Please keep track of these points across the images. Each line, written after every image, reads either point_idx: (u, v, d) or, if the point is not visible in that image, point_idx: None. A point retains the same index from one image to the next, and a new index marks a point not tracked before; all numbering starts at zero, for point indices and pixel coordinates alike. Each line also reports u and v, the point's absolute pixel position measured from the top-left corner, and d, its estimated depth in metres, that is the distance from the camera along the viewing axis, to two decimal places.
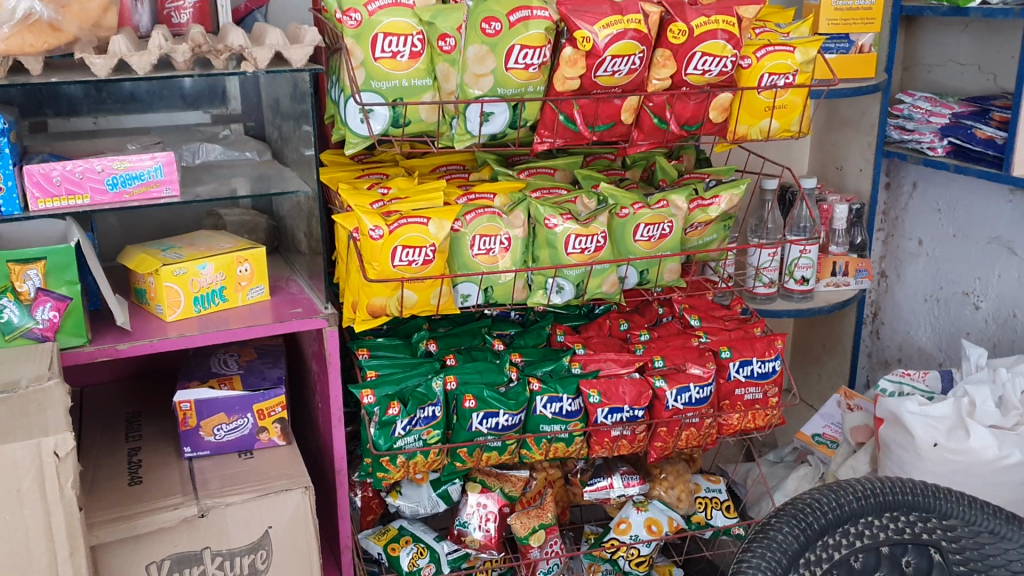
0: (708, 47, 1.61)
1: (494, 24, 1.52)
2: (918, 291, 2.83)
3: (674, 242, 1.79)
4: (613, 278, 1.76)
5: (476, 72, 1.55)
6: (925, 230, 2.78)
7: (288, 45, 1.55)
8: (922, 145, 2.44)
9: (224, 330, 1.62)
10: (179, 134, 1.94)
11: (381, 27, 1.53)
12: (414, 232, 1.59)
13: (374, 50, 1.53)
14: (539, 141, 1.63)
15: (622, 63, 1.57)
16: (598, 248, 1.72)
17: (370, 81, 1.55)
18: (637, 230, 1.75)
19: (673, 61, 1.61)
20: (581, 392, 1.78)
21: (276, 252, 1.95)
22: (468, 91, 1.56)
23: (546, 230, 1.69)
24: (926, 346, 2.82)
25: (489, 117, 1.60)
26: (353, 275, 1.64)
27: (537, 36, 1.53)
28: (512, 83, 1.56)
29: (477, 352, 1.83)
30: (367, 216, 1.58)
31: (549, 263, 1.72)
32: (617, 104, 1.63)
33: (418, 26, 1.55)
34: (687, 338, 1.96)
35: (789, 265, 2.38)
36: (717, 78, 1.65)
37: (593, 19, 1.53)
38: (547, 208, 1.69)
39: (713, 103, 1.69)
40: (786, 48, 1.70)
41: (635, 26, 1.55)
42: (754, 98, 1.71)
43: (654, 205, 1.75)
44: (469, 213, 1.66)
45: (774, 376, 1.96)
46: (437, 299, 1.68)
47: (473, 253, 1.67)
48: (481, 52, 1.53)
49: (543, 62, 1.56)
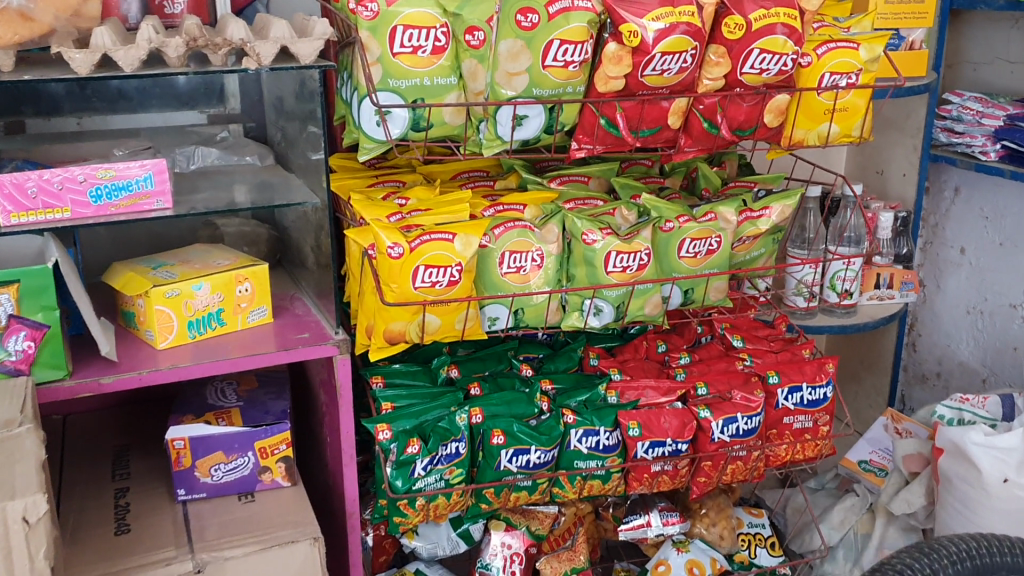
0: (767, 43, 1.42)
1: (532, 16, 1.32)
2: (960, 301, 2.66)
3: (723, 258, 1.62)
4: (655, 299, 1.59)
5: (509, 70, 1.35)
6: (968, 237, 2.61)
7: (296, 38, 1.37)
8: (974, 149, 2.24)
9: (222, 360, 1.44)
10: (172, 137, 1.76)
11: (400, 19, 1.35)
12: (438, 249, 1.42)
13: (392, 45, 1.36)
14: (576, 147, 1.46)
15: (673, 61, 1.38)
16: (641, 267, 1.55)
17: (387, 79, 1.38)
18: (682, 245, 1.57)
19: (728, 59, 1.43)
20: (619, 424, 1.62)
21: (279, 266, 1.78)
22: (499, 92, 1.38)
23: (584, 247, 1.52)
24: (970, 360, 2.66)
25: (523, 120, 1.42)
26: (368, 297, 1.47)
27: (578, 31, 1.33)
28: (548, 84, 1.37)
29: (502, 380, 1.67)
30: (386, 231, 1.41)
31: (587, 283, 1.54)
32: (664, 106, 1.45)
33: (442, 18, 1.38)
34: (730, 361, 1.79)
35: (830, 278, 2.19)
36: (775, 78, 1.47)
37: (640, 11, 1.35)
38: (584, 222, 1.52)
39: (770, 105, 1.51)
40: (850, 44, 1.51)
41: (687, 19, 1.36)
42: (813, 100, 1.53)
43: (700, 218, 1.58)
44: (498, 226, 1.49)
45: (825, 403, 1.79)
46: (463, 324, 1.50)
47: (502, 271, 1.50)
48: (516, 47, 1.34)
49: (585, 59, 1.36)
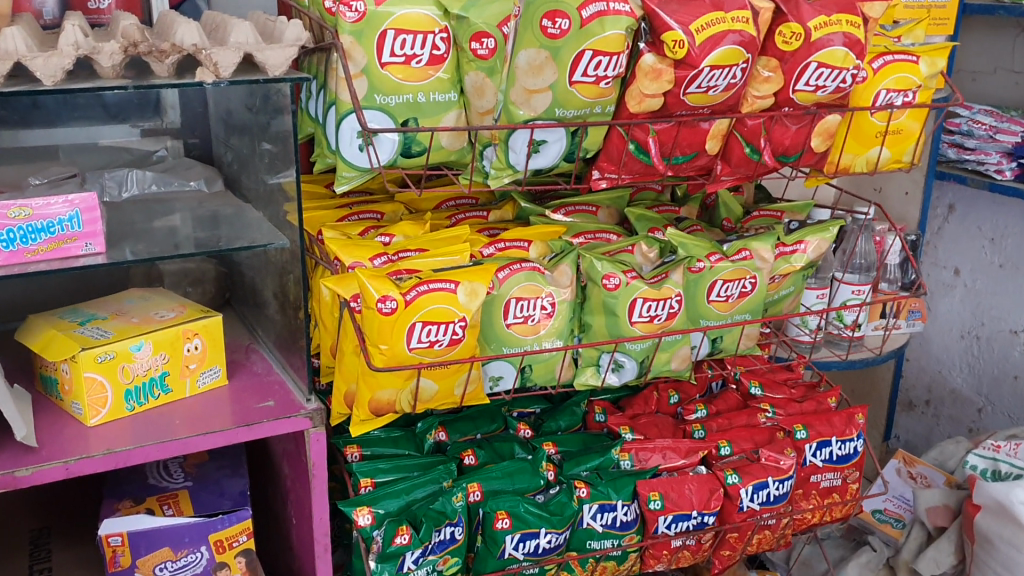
0: (825, 56, 1.19)
1: (563, 21, 1.07)
2: (953, 325, 2.51)
3: (757, 303, 1.40)
4: (684, 351, 1.36)
5: (529, 87, 1.10)
6: (964, 257, 2.46)
7: (262, 45, 1.10)
8: (988, 168, 2.06)
9: (168, 440, 1.17)
10: (98, 157, 1.47)
11: (391, 22, 1.13)
12: (438, 302, 1.15)
13: (381, 53, 1.14)
14: (598, 176, 1.23)
15: (721, 76, 1.14)
16: (671, 316, 1.32)
17: (374, 93, 1.15)
18: (713, 288, 1.35)
19: (781, 74, 1.20)
20: (637, 496, 1.38)
21: (228, 307, 1.51)
22: (512, 113, 1.13)
23: (603, 293, 1.29)
24: (963, 388, 2.51)
25: (540, 146, 1.17)
26: (349, 359, 1.20)
27: (615, 39, 1.09)
28: (574, 103, 1.13)
29: (499, 445, 1.41)
30: (374, 280, 1.13)
31: (606, 335, 1.31)
32: (703, 128, 1.22)
33: (442, 21, 1.15)
34: (751, 414, 1.58)
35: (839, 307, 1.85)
36: (830, 96, 1.24)
37: (687, 15, 1.11)
38: (604, 263, 1.29)
39: (818, 128, 1.28)
40: (909, 57, 1.30)
41: (740, 26, 1.13)
42: (865, 121, 1.32)
43: (733, 256, 1.36)
44: (502, 269, 1.25)
45: (855, 459, 1.59)
46: (463, 388, 1.22)
47: (506, 322, 1.26)
48: (539, 58, 1.09)
49: (619, 73, 1.12)
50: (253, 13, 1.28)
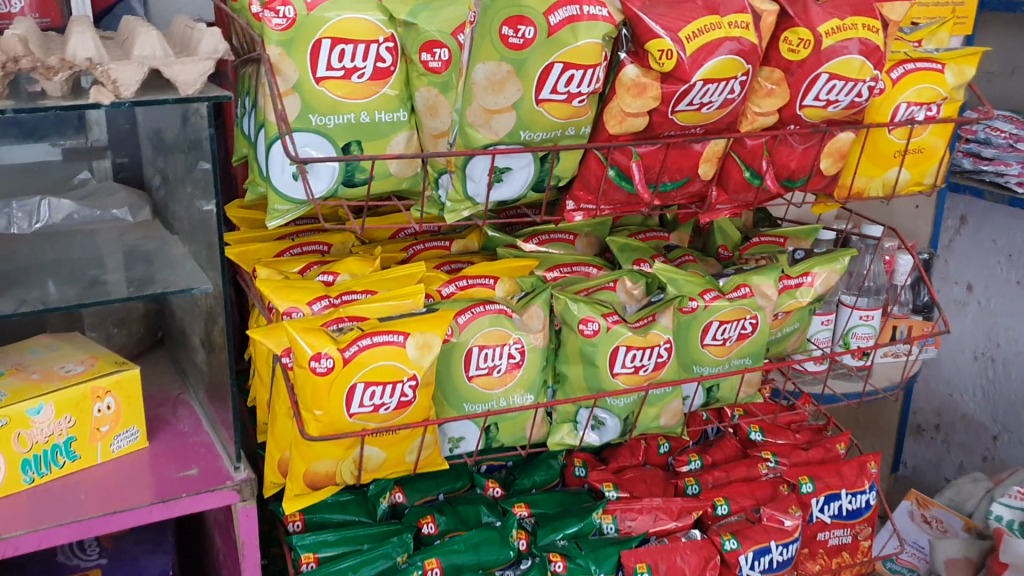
0: (839, 65, 1.02)
1: (528, 28, 0.89)
2: (965, 345, 2.35)
3: (758, 346, 1.22)
4: (675, 405, 1.18)
5: (488, 106, 0.92)
6: (977, 273, 2.30)
7: (172, 60, 0.92)
8: (1008, 180, 1.86)
9: (69, 522, 0.99)
10: (12, 183, 1.31)
11: (327, 29, 0.96)
12: (384, 358, 0.97)
13: (315, 66, 0.96)
14: (572, 207, 1.06)
15: (716, 91, 0.97)
16: (658, 366, 1.14)
17: (308, 113, 0.98)
18: (708, 330, 1.18)
19: (786, 87, 1.03)
20: (622, 568, 1.20)
21: (161, 343, 1.38)
22: (470, 136, 0.95)
23: (580, 340, 1.11)
24: (976, 413, 2.35)
25: (502, 175, 1.00)
26: (281, 424, 1.02)
27: (590, 50, 0.91)
28: (542, 124, 0.95)
29: (463, 509, 1.23)
30: (307, 334, 0.95)
31: (585, 388, 1.13)
32: (695, 150, 1.04)
33: (387, 28, 0.98)
34: (751, 465, 1.41)
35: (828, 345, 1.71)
36: (843, 112, 1.07)
37: (676, 19, 0.94)
38: (582, 305, 1.12)
39: (829, 147, 1.11)
40: (933, 65, 1.13)
41: (739, 33, 0.95)
42: (882, 139, 1.15)
43: (730, 294, 1.19)
44: (462, 313, 1.09)
45: (866, 514, 1.43)
46: (415, 454, 1.05)
47: (469, 374, 1.10)
48: (500, 73, 0.91)
49: (595, 89, 0.95)
50: (178, 18, 1.10)
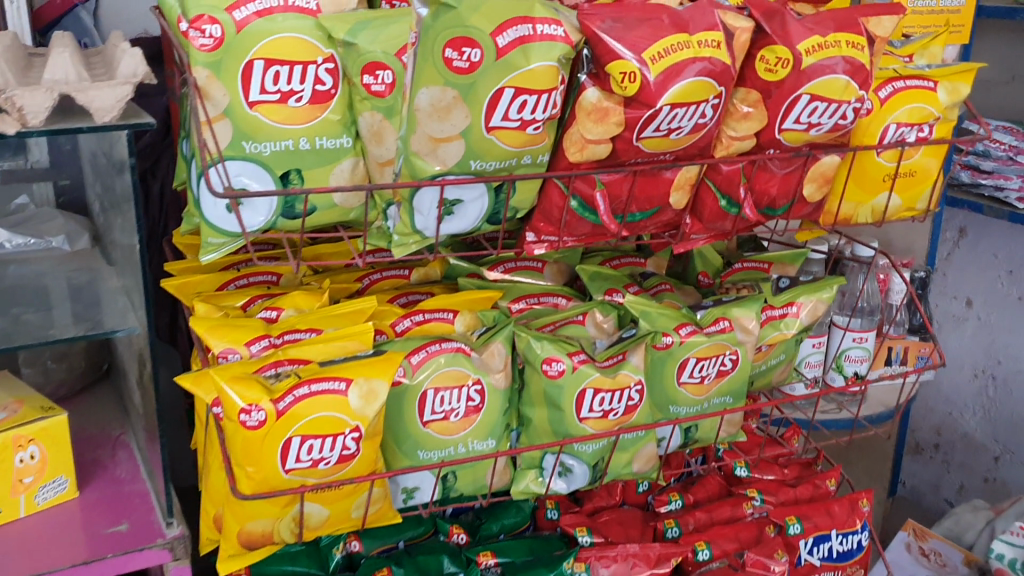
0: (820, 86, 0.94)
1: (473, 50, 0.81)
2: (964, 363, 2.26)
3: (738, 383, 1.14)
4: (649, 449, 1.10)
5: (434, 134, 0.84)
6: (976, 287, 2.21)
7: (85, 85, 0.83)
8: (1008, 195, 1.77)
9: None
10: None
11: (260, 48, 0.87)
12: (324, 408, 0.88)
13: (248, 90, 0.87)
14: (533, 239, 0.97)
15: (686, 116, 0.89)
16: (629, 410, 1.05)
17: (240, 140, 0.89)
18: (684, 367, 1.09)
19: (763, 109, 0.95)
20: None
21: (109, 374, 1.31)
22: (416, 166, 0.86)
23: (544, 381, 1.02)
24: (976, 433, 2.27)
25: (453, 207, 0.91)
26: (216, 477, 0.94)
27: (544, 73, 0.83)
28: (495, 153, 0.86)
29: (422, 559, 1.14)
30: (237, 384, 0.87)
31: (551, 433, 1.04)
32: (666, 177, 0.96)
33: (326, 47, 0.89)
34: (735, 505, 1.32)
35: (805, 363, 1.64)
36: (826, 135, 0.99)
37: (640, 38, 0.86)
38: (546, 343, 1.03)
39: (812, 172, 1.03)
40: (924, 83, 1.06)
41: (709, 53, 0.87)
42: (870, 162, 1.07)
43: (708, 329, 1.10)
44: (414, 352, 1.00)
45: (858, 555, 1.34)
46: (363, 509, 0.97)
47: (423, 419, 1.00)
48: (445, 98, 0.82)
49: (552, 115, 0.87)
50: (116, 34, 1.02)
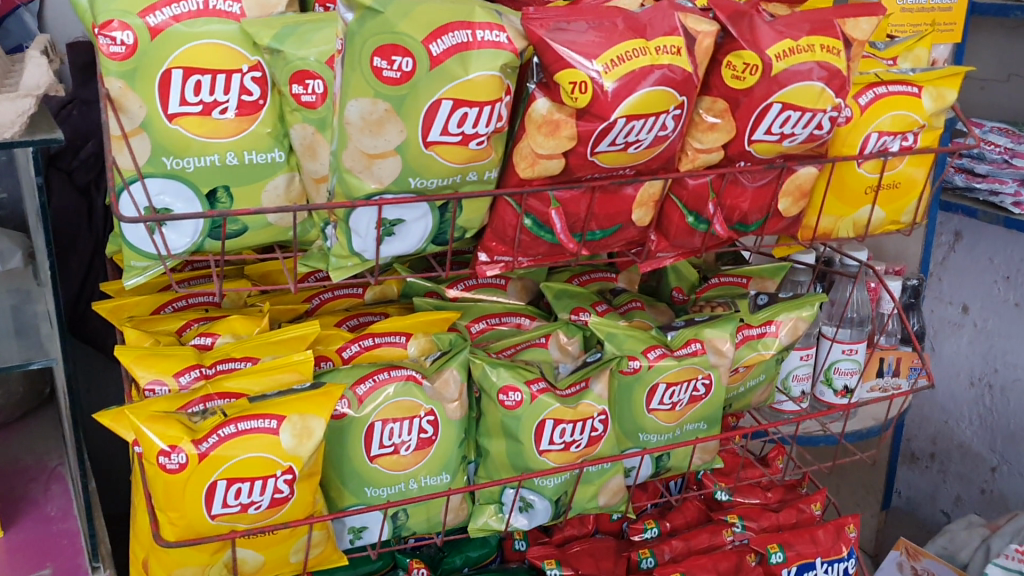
0: (792, 94, 0.87)
1: (404, 58, 0.74)
2: (960, 370, 2.19)
3: (713, 408, 1.06)
4: (617, 481, 1.03)
5: (367, 150, 0.76)
6: (972, 293, 2.13)
7: None
8: (1003, 199, 1.70)
9: None
10: None
11: (178, 56, 0.80)
12: (252, 448, 0.81)
13: (166, 101, 0.80)
14: (485, 260, 0.90)
15: (644, 128, 0.82)
16: (592, 442, 0.97)
17: (160, 155, 0.81)
18: (654, 393, 1.02)
19: (731, 120, 0.88)
20: None
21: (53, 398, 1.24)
22: (350, 184, 0.78)
23: (499, 412, 0.94)
24: (973, 443, 2.20)
25: (393, 228, 0.83)
26: (142, 519, 0.88)
27: (485, 83, 0.76)
28: (436, 170, 0.79)
29: None
30: (156, 423, 0.80)
31: (509, 467, 0.96)
32: (628, 193, 0.89)
33: (251, 54, 0.82)
34: (715, 531, 1.25)
35: (783, 377, 1.57)
36: (801, 146, 0.92)
37: (591, 44, 0.79)
38: (502, 371, 0.94)
39: (787, 185, 0.96)
40: (908, 88, 0.99)
41: (668, 59, 0.80)
42: (851, 173, 1.00)
43: (679, 352, 1.03)
44: (359, 381, 0.93)
45: None
46: (303, 553, 0.90)
47: (370, 454, 0.93)
48: (377, 111, 0.75)
49: (498, 129, 0.79)
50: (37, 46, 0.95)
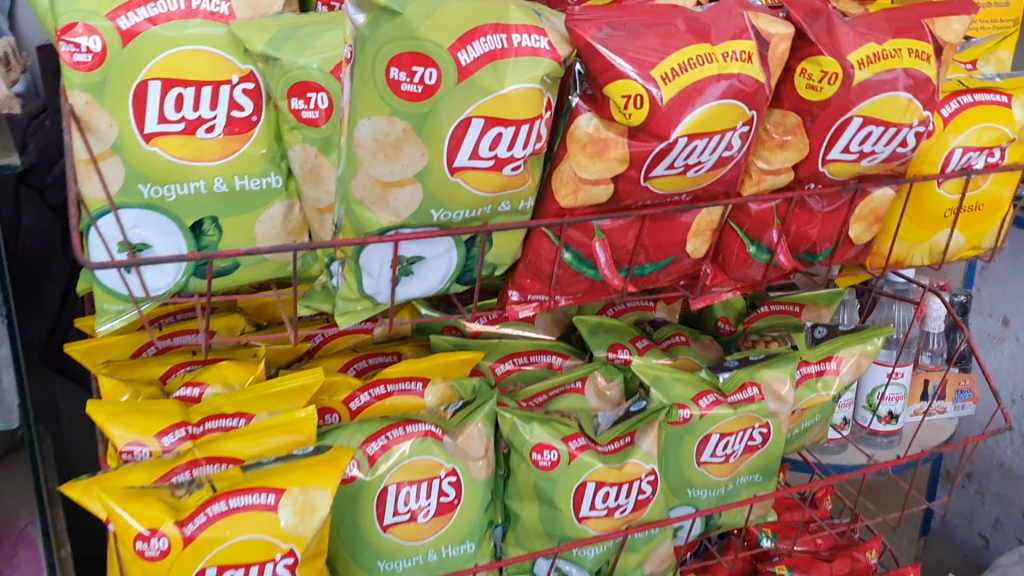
0: (876, 107, 0.75)
1: (427, 69, 0.61)
2: (1001, 388, 2.06)
3: (771, 460, 0.94)
4: (665, 547, 0.90)
5: (381, 178, 0.64)
6: (1013, 306, 1.99)
7: None
8: None
9: None
10: None
11: (155, 66, 0.67)
12: (245, 529, 0.69)
13: (141, 119, 0.68)
14: (517, 299, 0.77)
15: (707, 149, 0.70)
16: (639, 506, 0.85)
17: (135, 182, 0.69)
18: (705, 445, 0.89)
19: (804, 137, 0.76)
20: None
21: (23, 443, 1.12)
22: (361, 217, 0.66)
23: (532, 474, 0.81)
24: (1015, 465, 2.06)
25: (410, 267, 0.70)
26: None
27: (523, 97, 0.63)
28: (462, 199, 0.66)
29: None
30: (133, 502, 0.67)
31: (544, 536, 0.84)
32: (682, 222, 0.77)
33: (242, 62, 0.69)
34: None
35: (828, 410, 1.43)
36: (880, 166, 0.80)
37: (647, 50, 0.66)
38: (537, 428, 0.81)
39: (860, 209, 0.84)
40: (995, 97, 0.86)
41: (737, 67, 0.68)
42: (930, 194, 0.88)
43: (733, 399, 0.90)
44: (370, 440, 0.80)
45: None
46: None
47: (383, 523, 0.80)
48: (392, 132, 0.63)
49: (536, 150, 0.67)
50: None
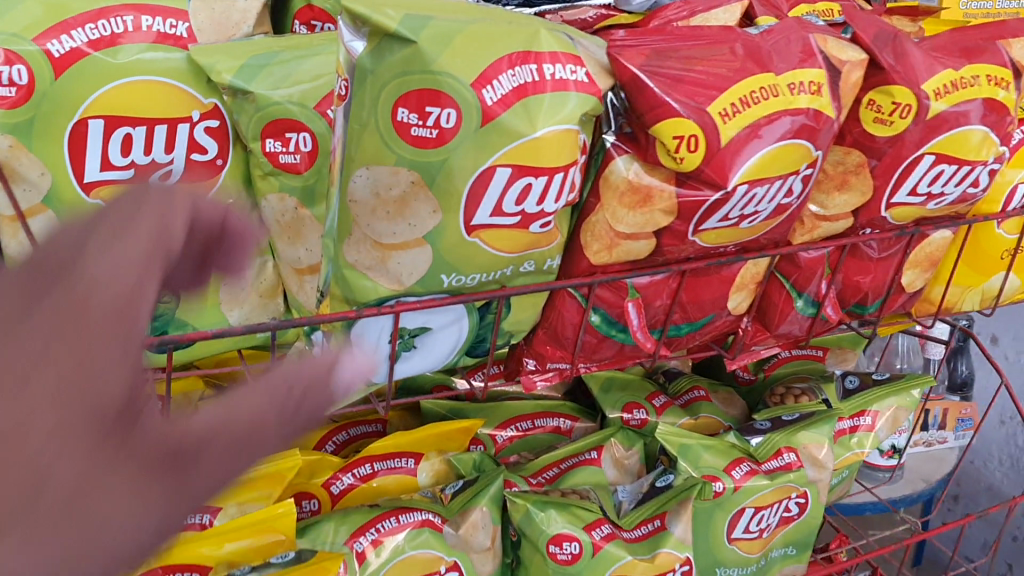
0: (950, 143, 0.64)
1: (443, 110, 0.49)
2: None
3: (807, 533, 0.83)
4: None
5: (380, 238, 0.52)
6: None
7: None
8: None
9: None
10: None
11: (97, 102, 0.54)
12: None
13: (80, 165, 0.55)
14: (534, 368, 0.66)
15: (766, 197, 0.59)
16: None
17: None
18: (738, 523, 0.78)
19: (866, 177, 0.65)
20: None
21: None
22: (356, 285, 0.53)
23: (548, 569, 0.70)
24: None
25: (411, 340, 0.58)
26: None
27: (557, 139, 0.51)
28: (479, 262, 0.54)
29: None
30: None
31: None
32: (726, 276, 0.66)
33: (204, 95, 0.57)
34: None
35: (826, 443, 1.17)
36: (945, 208, 0.70)
37: (700, 82, 0.55)
38: (557, 516, 0.70)
39: (916, 254, 0.74)
40: None
41: (804, 101, 0.57)
42: (989, 235, 0.78)
43: (769, 469, 0.80)
44: (358, 531, 0.68)
45: None
46: None
47: None
48: (397, 185, 0.51)
49: (568, 202, 0.55)
50: None
